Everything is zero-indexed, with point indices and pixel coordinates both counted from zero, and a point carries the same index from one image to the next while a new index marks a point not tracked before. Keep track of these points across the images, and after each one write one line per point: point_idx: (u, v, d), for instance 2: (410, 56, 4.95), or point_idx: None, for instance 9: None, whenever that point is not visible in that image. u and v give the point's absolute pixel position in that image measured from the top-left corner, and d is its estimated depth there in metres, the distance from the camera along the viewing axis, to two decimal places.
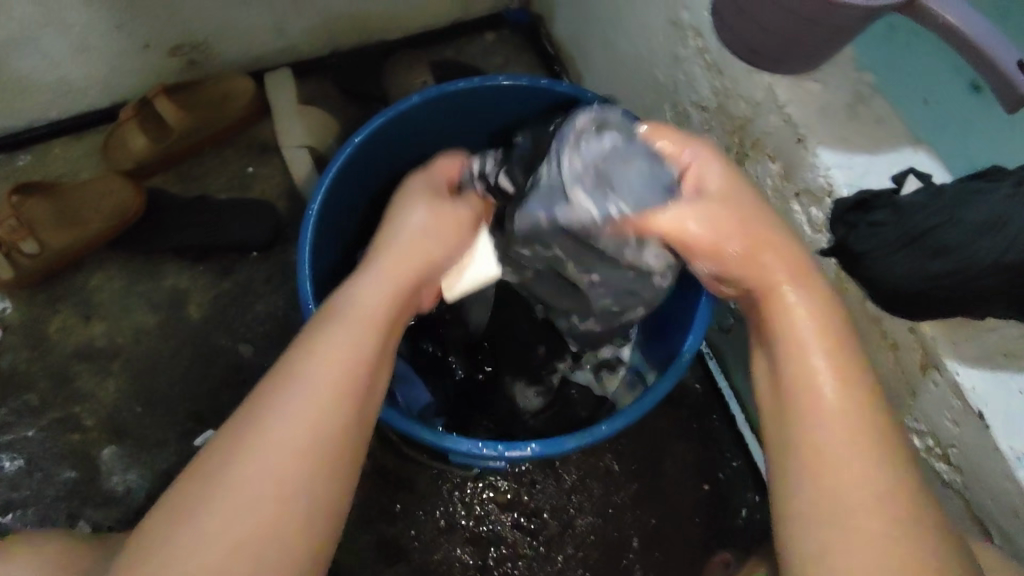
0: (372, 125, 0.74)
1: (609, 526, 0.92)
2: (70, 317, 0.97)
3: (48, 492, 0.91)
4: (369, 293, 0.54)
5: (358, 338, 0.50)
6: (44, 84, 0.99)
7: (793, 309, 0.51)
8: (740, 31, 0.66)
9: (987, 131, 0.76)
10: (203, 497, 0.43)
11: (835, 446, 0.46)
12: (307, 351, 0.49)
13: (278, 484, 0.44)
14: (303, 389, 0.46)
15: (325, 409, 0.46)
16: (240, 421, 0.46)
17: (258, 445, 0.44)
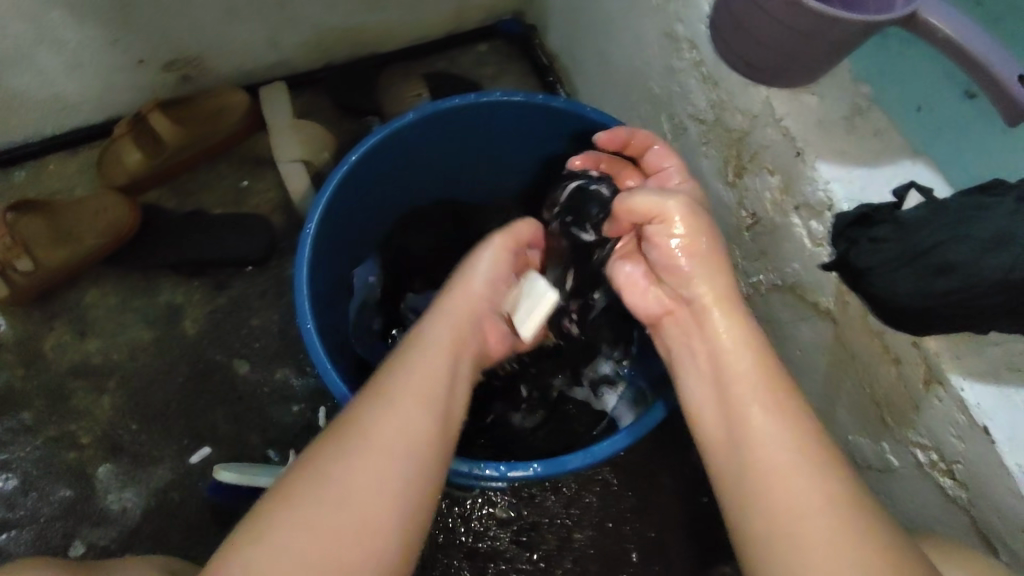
0: (368, 143, 0.74)
1: (609, 540, 0.91)
2: (65, 334, 0.97)
3: (43, 512, 0.89)
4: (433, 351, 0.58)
5: (441, 382, 0.56)
6: (38, 100, 0.98)
7: (715, 341, 0.58)
8: (736, 45, 0.66)
9: (987, 138, 0.76)
10: (297, 521, 0.47)
11: (772, 462, 0.51)
12: (398, 389, 0.54)
13: (373, 510, 0.49)
14: (394, 430, 0.52)
15: (413, 445, 0.52)
16: (336, 450, 0.51)
17: (362, 471, 0.50)
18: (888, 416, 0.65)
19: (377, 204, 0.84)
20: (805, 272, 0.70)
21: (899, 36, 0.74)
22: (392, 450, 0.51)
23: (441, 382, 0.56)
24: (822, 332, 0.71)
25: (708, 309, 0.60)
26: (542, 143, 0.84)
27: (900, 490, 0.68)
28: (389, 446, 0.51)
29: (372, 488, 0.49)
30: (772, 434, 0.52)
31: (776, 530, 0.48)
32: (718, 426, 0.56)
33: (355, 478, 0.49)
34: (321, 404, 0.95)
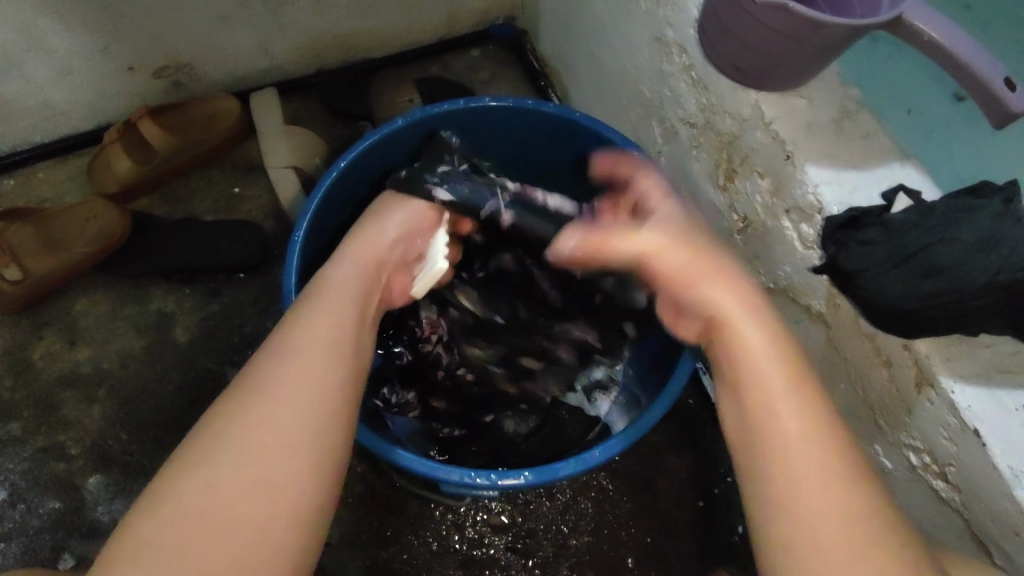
0: (357, 149, 0.73)
1: (605, 546, 0.90)
2: (54, 344, 0.96)
3: (32, 524, 0.89)
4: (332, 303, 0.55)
5: (336, 330, 0.52)
6: (27, 107, 0.98)
7: (744, 354, 0.49)
8: (724, 49, 0.66)
9: (973, 141, 0.77)
10: (190, 481, 0.43)
11: (801, 458, 0.44)
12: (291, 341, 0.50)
13: (271, 460, 0.44)
14: (291, 382, 0.48)
15: (314, 388, 0.48)
16: (228, 408, 0.46)
17: (253, 422, 0.45)
18: (881, 418, 0.65)
19: None
20: (797, 275, 0.70)
21: (887, 41, 0.74)
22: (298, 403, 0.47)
23: (338, 333, 0.52)
24: (815, 335, 0.71)
25: (734, 320, 0.50)
26: (531, 149, 0.84)
27: (895, 493, 0.68)
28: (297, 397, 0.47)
29: (267, 437, 0.45)
30: (801, 414, 0.46)
31: (803, 512, 0.43)
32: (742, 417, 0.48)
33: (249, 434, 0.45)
34: None
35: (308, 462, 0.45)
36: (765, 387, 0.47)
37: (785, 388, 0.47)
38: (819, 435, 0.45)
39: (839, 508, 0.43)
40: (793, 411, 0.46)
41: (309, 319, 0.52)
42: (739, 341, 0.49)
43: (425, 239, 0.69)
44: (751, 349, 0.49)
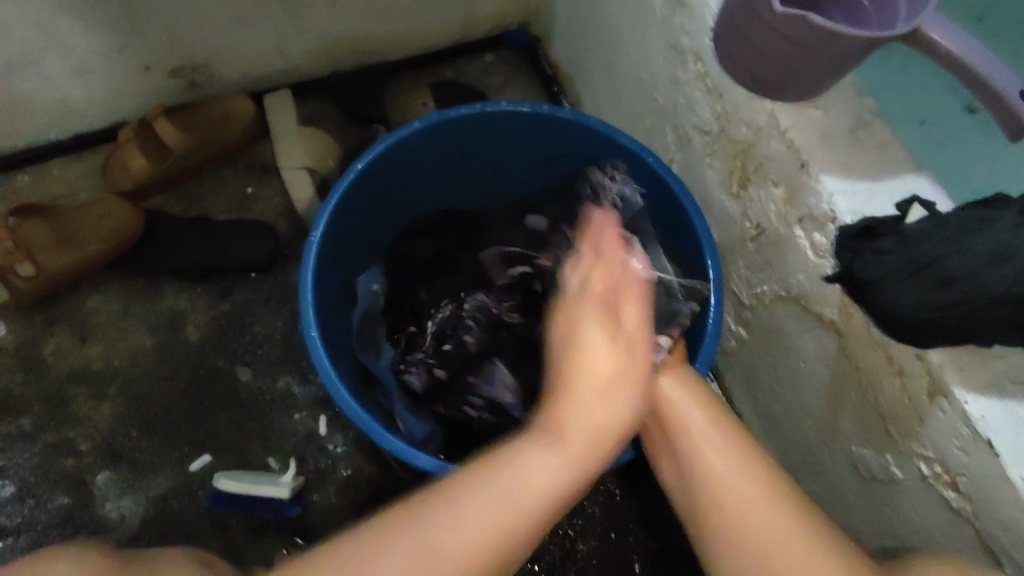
0: (373, 152, 0.74)
1: (612, 550, 0.91)
2: (66, 339, 0.96)
3: (40, 520, 0.89)
4: (565, 445, 0.48)
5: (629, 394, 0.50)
6: (45, 104, 0.98)
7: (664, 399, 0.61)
8: (740, 57, 0.66)
9: (983, 155, 0.77)
10: (410, 547, 0.44)
11: (750, 507, 0.51)
12: (556, 418, 0.49)
13: (476, 529, 0.45)
14: (516, 477, 0.46)
15: (535, 491, 0.46)
16: (463, 479, 0.47)
17: (439, 525, 0.45)
18: (893, 429, 0.65)
19: (382, 212, 0.84)
20: (809, 283, 0.70)
21: (899, 52, 0.74)
22: (529, 506, 0.46)
23: (618, 418, 0.49)
24: (827, 345, 0.71)
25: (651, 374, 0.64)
26: (546, 152, 0.84)
27: (905, 504, 0.67)
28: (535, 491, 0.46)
29: (530, 489, 0.46)
30: (746, 485, 0.52)
31: (750, 551, 0.49)
32: (678, 482, 0.58)
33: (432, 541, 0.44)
34: (322, 412, 0.95)
35: (509, 546, 0.45)
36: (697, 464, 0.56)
37: (726, 460, 0.55)
38: (749, 490, 0.52)
39: (789, 550, 0.48)
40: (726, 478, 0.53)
41: (581, 419, 0.48)
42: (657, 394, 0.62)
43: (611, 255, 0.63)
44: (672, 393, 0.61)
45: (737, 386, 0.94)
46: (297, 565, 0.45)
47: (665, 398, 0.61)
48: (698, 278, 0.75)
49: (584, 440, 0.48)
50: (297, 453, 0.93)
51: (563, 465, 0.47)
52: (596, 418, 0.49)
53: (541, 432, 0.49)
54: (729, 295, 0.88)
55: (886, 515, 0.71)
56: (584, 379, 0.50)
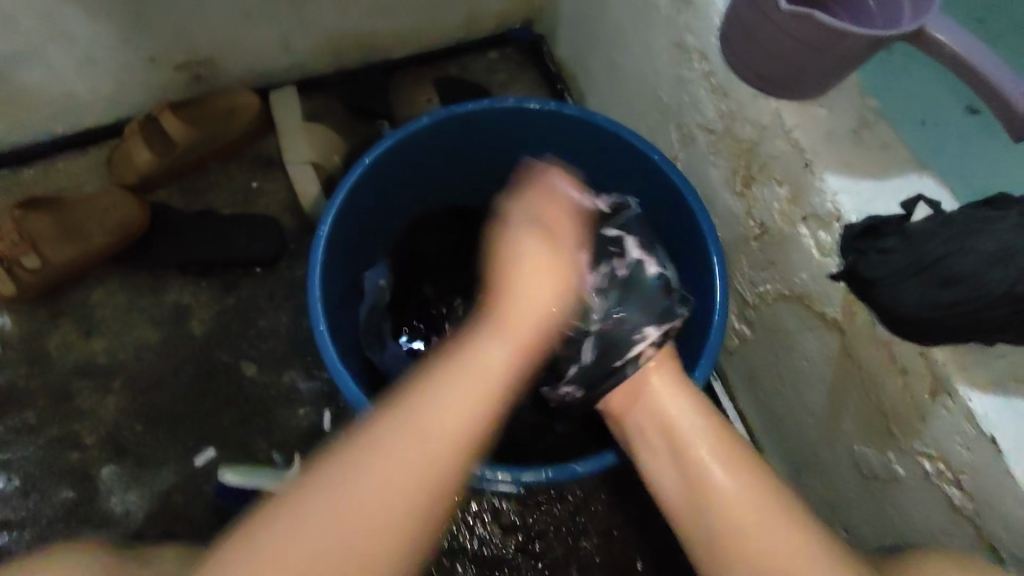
0: (380, 147, 0.74)
1: (614, 546, 0.91)
2: (71, 332, 0.97)
3: (44, 513, 0.89)
4: (503, 333, 0.55)
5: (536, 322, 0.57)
6: (50, 98, 0.99)
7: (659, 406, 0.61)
8: (746, 56, 0.67)
9: (990, 155, 0.77)
10: (336, 484, 0.44)
11: (768, 533, 0.51)
12: (488, 338, 0.54)
13: (414, 463, 0.46)
14: (428, 418, 0.48)
15: (457, 443, 0.48)
16: (376, 424, 0.47)
17: (371, 467, 0.45)
18: (895, 427, 0.66)
19: (388, 208, 0.84)
20: (813, 282, 0.71)
21: (901, 52, 0.75)
22: (394, 486, 0.45)
23: (462, 424, 0.48)
24: (830, 343, 0.71)
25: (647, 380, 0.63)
26: (552, 150, 0.84)
27: (906, 501, 0.68)
28: (374, 504, 0.44)
29: (404, 458, 0.46)
30: (749, 497, 0.52)
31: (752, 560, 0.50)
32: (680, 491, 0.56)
33: (346, 490, 0.45)
34: (326, 407, 0.95)
35: (428, 488, 0.46)
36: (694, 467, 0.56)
37: (724, 470, 0.54)
38: (759, 508, 0.52)
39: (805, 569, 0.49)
40: (729, 487, 0.53)
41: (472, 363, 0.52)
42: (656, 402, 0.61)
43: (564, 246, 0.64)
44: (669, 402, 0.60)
45: (739, 384, 0.94)
46: (241, 527, 0.44)
47: (664, 409, 0.60)
48: (704, 276, 0.75)
49: (409, 442, 0.47)
50: (301, 448, 0.93)
51: (482, 414, 0.49)
52: (541, 304, 0.58)
53: (488, 326, 0.56)
54: (732, 294, 0.88)
55: (888, 513, 0.71)
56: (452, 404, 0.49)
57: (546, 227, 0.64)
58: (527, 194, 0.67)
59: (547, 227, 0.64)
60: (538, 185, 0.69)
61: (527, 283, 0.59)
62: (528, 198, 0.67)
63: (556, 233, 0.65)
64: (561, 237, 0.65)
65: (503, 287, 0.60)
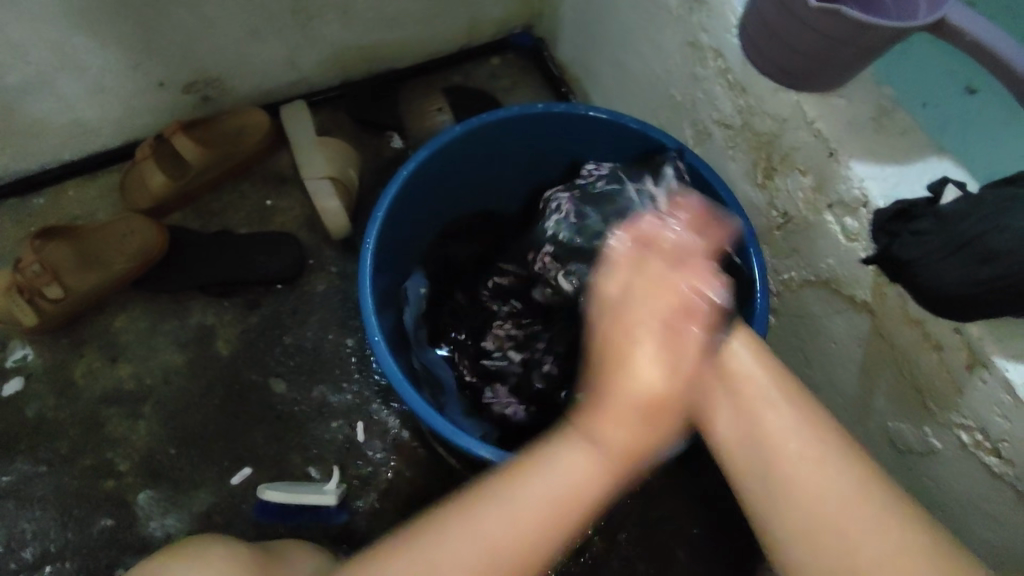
0: (417, 158, 0.76)
1: (654, 537, 0.93)
2: (96, 360, 0.96)
3: (84, 542, 0.89)
4: (599, 454, 0.49)
5: (638, 414, 0.48)
6: (60, 126, 0.98)
7: (735, 365, 0.56)
8: (769, 53, 0.69)
9: (989, 123, 0.81)
10: (419, 553, 0.49)
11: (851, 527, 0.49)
12: (583, 426, 0.50)
13: (507, 550, 0.48)
14: (552, 472, 0.50)
15: (521, 536, 0.48)
16: (471, 505, 0.50)
17: (461, 535, 0.49)
18: (930, 401, 0.68)
19: (421, 217, 0.86)
20: (841, 267, 0.73)
21: (899, 46, 0.78)
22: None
23: (542, 527, 0.49)
24: (860, 325, 0.73)
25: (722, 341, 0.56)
26: (579, 152, 0.86)
27: (945, 472, 0.71)
28: (459, 570, 0.48)
29: (507, 541, 0.48)
30: (824, 471, 0.51)
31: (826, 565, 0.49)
32: (745, 456, 0.54)
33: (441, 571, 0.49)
34: (358, 418, 0.95)
35: (504, 575, 0.48)
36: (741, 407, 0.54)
37: (791, 433, 0.52)
38: (847, 494, 0.50)
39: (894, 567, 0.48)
40: (797, 443, 0.52)
41: (553, 479, 0.49)
42: (728, 359, 0.56)
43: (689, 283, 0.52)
44: (744, 357, 0.56)
45: None
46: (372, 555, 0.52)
47: (736, 366, 0.55)
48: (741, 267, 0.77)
49: (493, 534, 0.49)
50: (337, 460, 0.93)
51: (597, 470, 0.49)
52: (625, 438, 0.49)
53: (575, 424, 0.50)
54: None
55: (926, 485, 0.74)
56: (538, 496, 0.49)
57: (607, 290, 0.53)
58: (632, 245, 0.55)
59: (671, 261, 0.53)
60: (627, 247, 0.55)
61: (650, 355, 0.49)
62: (628, 241, 0.56)
63: (694, 305, 0.51)
64: (653, 336, 0.50)
65: (611, 366, 0.50)
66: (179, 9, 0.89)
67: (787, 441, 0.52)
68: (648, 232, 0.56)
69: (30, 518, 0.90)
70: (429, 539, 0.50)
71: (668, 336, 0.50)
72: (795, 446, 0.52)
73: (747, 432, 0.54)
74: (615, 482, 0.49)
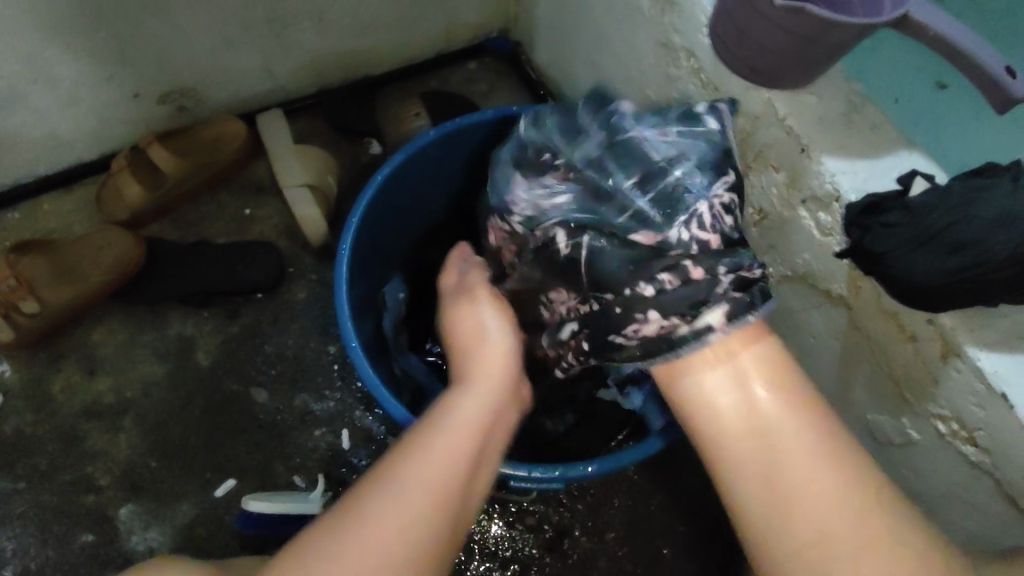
0: (392, 162, 0.76)
1: (641, 536, 0.93)
2: (74, 374, 0.95)
3: (65, 560, 0.88)
4: (473, 411, 0.58)
5: (501, 364, 0.63)
6: (33, 139, 0.97)
7: (742, 371, 0.54)
8: (739, 51, 0.69)
9: (955, 119, 0.83)
10: (358, 521, 0.51)
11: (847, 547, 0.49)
12: (456, 395, 0.59)
13: (426, 502, 0.52)
14: (451, 432, 0.56)
15: (454, 455, 0.54)
16: (402, 454, 0.54)
17: (395, 484, 0.52)
18: (907, 392, 0.69)
19: (400, 220, 0.86)
20: (817, 262, 0.73)
21: (867, 42, 0.79)
22: (407, 523, 0.51)
23: (465, 446, 0.56)
24: (837, 318, 0.74)
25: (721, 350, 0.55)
26: None
27: (924, 462, 0.71)
28: (400, 525, 0.51)
29: (411, 507, 0.51)
30: (824, 486, 0.50)
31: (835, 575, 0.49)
32: (734, 447, 0.53)
33: (371, 538, 0.50)
34: (342, 426, 0.95)
35: (442, 517, 0.52)
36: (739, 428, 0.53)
37: (790, 437, 0.52)
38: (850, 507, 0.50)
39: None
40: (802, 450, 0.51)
41: (453, 426, 0.57)
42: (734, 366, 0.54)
43: (472, 313, 0.68)
44: (754, 370, 0.54)
45: None
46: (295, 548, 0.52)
47: (740, 366, 0.54)
48: None
49: (414, 478, 0.53)
50: (321, 470, 0.93)
51: (480, 417, 0.58)
52: (477, 404, 0.59)
53: (453, 391, 0.60)
54: None
55: (906, 476, 0.75)
56: (437, 441, 0.55)
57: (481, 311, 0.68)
58: (459, 294, 0.71)
59: (495, 309, 0.69)
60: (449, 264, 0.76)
61: (498, 332, 0.66)
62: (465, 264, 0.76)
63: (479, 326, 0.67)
64: (491, 319, 0.68)
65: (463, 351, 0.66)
66: (152, 17, 0.88)
67: (791, 450, 0.51)
68: (457, 261, 0.76)
69: (9, 537, 0.88)
70: (359, 504, 0.52)
71: (476, 323, 0.67)
72: (807, 461, 0.51)
73: (749, 440, 0.52)
74: (493, 430, 0.58)
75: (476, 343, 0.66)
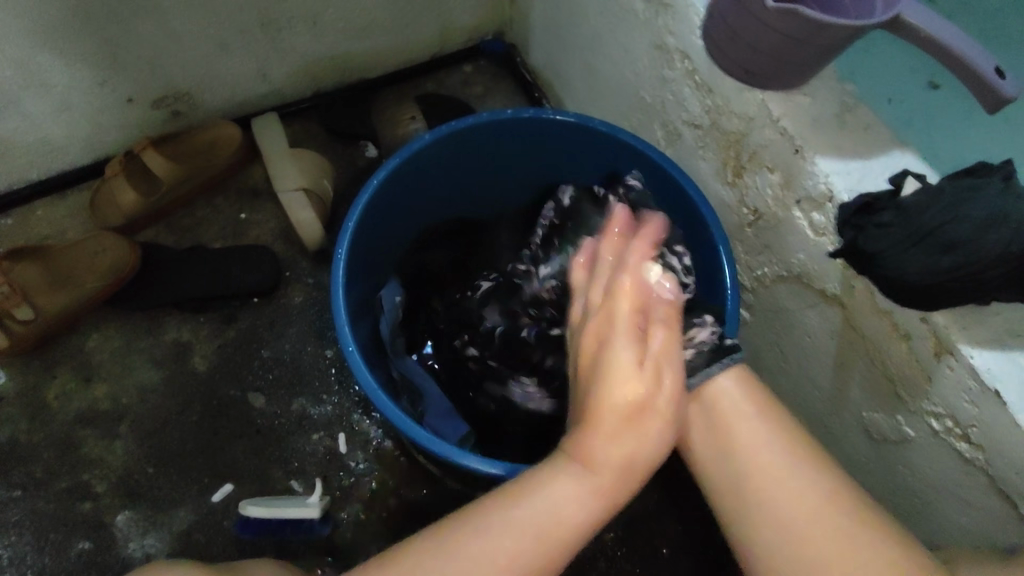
0: (388, 167, 0.76)
1: (639, 537, 0.93)
2: (69, 381, 0.95)
3: (60, 567, 0.87)
4: (591, 476, 0.50)
5: (621, 424, 0.49)
6: (26, 144, 0.97)
7: (720, 402, 0.59)
8: (733, 53, 0.70)
9: (946, 118, 0.84)
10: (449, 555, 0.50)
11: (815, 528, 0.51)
12: (575, 441, 0.50)
13: (518, 548, 0.49)
14: (549, 493, 0.50)
15: (559, 520, 0.49)
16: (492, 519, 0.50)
17: (494, 522, 0.50)
18: (902, 391, 0.69)
19: (395, 223, 0.86)
20: (812, 261, 0.74)
21: (857, 44, 0.80)
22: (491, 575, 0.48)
23: (575, 513, 0.49)
24: (832, 317, 0.75)
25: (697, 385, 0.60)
26: (554, 153, 0.86)
27: (919, 460, 0.72)
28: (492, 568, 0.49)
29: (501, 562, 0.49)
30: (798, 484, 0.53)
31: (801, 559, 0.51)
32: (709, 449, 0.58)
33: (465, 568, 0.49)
34: (340, 430, 0.95)
35: (536, 560, 0.49)
36: (733, 415, 0.58)
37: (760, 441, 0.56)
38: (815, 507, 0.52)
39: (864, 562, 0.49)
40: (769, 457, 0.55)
41: (577, 451, 0.50)
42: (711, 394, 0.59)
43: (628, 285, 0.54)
44: (726, 393, 0.59)
45: (743, 366, 0.97)
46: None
47: (715, 394, 0.59)
48: (712, 264, 0.77)
49: (506, 531, 0.49)
50: (318, 474, 0.92)
51: (591, 500, 0.50)
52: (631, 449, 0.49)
53: (581, 421, 0.51)
54: None
55: (901, 474, 0.75)
56: (550, 508, 0.50)
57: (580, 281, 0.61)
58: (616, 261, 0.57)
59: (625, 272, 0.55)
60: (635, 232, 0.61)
61: (629, 368, 0.50)
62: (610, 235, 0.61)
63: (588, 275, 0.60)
64: (626, 275, 0.55)
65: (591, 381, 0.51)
66: (145, 22, 0.88)
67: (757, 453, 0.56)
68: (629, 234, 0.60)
69: (4, 545, 0.88)
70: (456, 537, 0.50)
71: (619, 334, 0.51)
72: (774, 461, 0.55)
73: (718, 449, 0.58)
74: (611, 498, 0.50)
75: (606, 381, 0.49)
